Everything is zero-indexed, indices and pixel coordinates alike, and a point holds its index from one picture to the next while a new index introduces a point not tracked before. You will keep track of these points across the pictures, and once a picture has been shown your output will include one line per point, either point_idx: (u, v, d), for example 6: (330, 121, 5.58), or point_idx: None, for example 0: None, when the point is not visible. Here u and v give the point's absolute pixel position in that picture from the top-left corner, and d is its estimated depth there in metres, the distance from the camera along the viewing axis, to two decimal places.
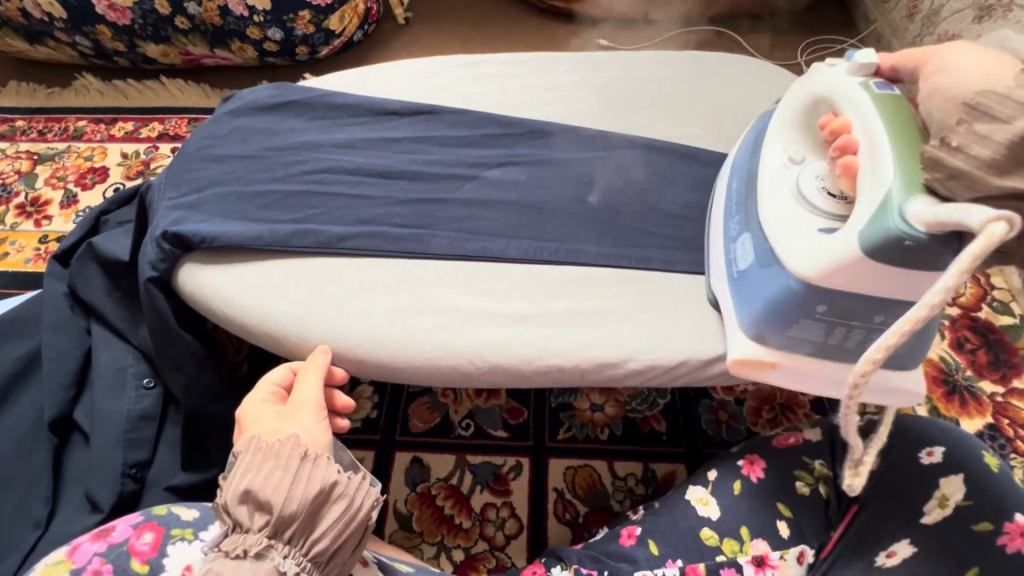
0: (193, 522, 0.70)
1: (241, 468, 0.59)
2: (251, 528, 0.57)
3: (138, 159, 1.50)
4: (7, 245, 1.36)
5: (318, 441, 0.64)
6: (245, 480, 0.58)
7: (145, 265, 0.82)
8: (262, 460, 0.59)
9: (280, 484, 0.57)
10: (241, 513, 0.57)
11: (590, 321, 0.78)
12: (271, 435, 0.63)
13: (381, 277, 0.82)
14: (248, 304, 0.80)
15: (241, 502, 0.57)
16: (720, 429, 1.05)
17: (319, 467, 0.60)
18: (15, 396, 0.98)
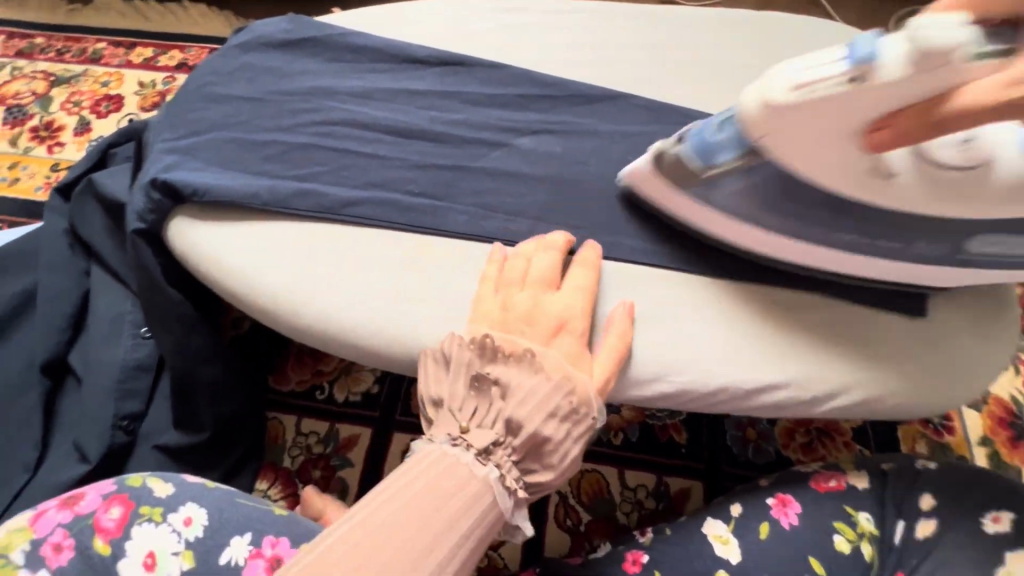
0: (164, 499, 0.60)
1: (482, 390, 0.56)
2: (490, 430, 0.53)
3: (155, 89, 1.42)
4: (18, 171, 1.32)
5: (510, 379, 0.57)
6: (464, 389, 0.56)
7: (133, 214, 0.75)
8: (489, 396, 0.55)
9: (543, 399, 0.56)
10: (464, 418, 0.54)
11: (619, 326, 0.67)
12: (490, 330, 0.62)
13: (386, 252, 0.72)
14: (240, 270, 0.72)
15: (499, 414, 0.54)
16: (747, 448, 0.95)
17: (505, 402, 0.55)
18: (10, 333, 0.95)
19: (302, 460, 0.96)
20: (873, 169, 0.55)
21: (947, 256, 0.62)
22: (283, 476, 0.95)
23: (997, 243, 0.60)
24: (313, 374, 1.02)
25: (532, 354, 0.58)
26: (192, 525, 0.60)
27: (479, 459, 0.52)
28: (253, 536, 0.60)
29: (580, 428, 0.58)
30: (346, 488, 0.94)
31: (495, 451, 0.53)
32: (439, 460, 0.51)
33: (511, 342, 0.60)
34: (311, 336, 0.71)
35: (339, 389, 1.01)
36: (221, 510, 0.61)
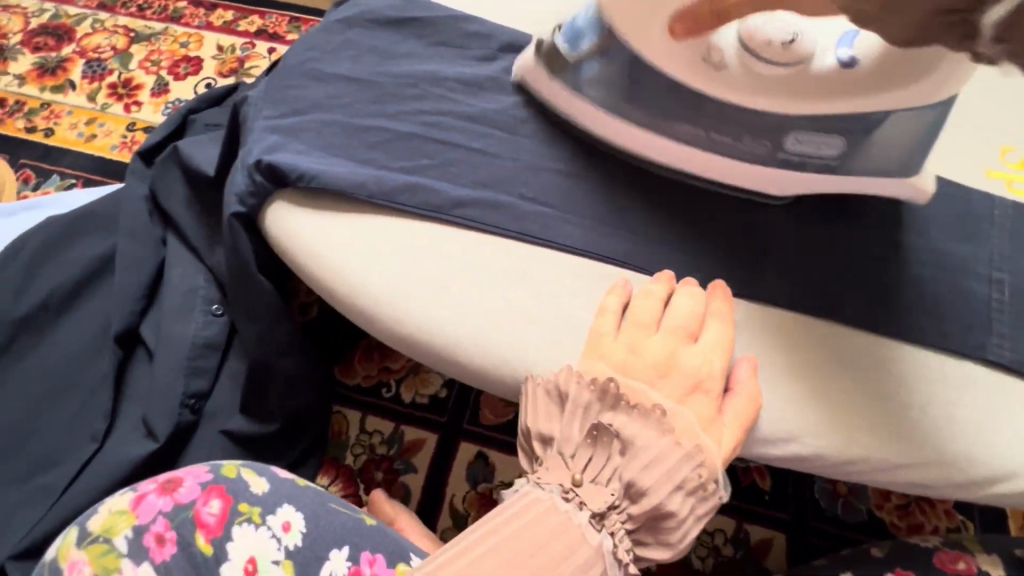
0: (260, 497, 0.56)
1: (601, 442, 0.48)
2: (608, 493, 0.46)
3: (234, 55, 1.39)
4: (95, 127, 1.30)
5: (635, 434, 0.49)
6: (579, 437, 0.49)
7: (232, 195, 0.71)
8: (609, 450, 0.48)
9: (669, 465, 0.48)
10: (577, 470, 0.47)
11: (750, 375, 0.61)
12: (615, 373, 0.54)
13: (494, 263, 0.67)
14: (339, 267, 0.68)
15: (620, 476, 0.47)
16: (837, 504, 0.89)
17: (626, 461, 0.48)
18: (86, 298, 0.93)
19: (365, 459, 0.93)
20: (705, 58, 0.60)
21: (770, 154, 0.65)
22: (345, 473, 0.93)
23: (813, 142, 0.63)
24: (380, 370, 0.99)
25: (661, 410, 0.51)
26: (292, 531, 0.55)
27: (592, 521, 0.45)
28: (351, 551, 0.56)
29: (703, 501, 0.50)
30: (409, 494, 0.91)
31: (610, 517, 0.46)
32: (546, 514, 0.44)
33: (637, 389, 0.53)
34: (408, 344, 0.67)
35: (406, 388, 0.97)
36: (319, 516, 0.57)
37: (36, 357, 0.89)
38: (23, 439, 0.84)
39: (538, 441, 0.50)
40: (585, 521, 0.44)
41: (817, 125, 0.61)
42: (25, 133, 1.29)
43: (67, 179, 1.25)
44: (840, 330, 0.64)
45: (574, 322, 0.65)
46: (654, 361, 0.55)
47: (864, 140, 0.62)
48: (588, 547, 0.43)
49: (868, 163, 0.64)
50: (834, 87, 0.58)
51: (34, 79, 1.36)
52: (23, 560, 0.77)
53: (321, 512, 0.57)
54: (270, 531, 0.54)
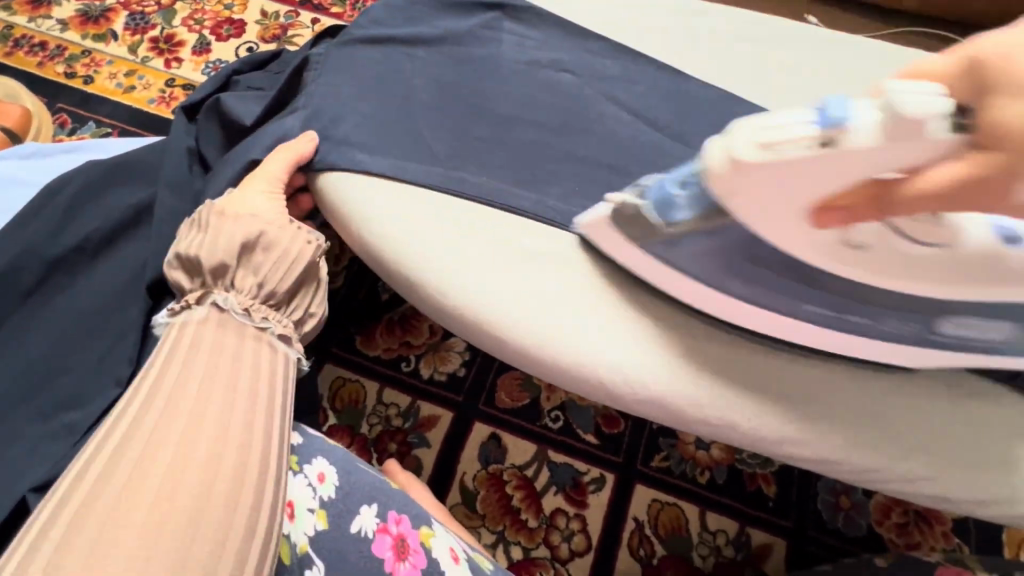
0: (297, 448, 0.62)
1: (245, 256, 0.58)
2: (251, 296, 0.56)
3: (277, 21, 1.39)
4: (135, 79, 1.31)
5: (275, 242, 0.60)
6: (223, 252, 0.56)
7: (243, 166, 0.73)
8: (221, 240, 0.57)
9: (297, 257, 0.60)
10: (237, 288, 0.56)
11: (657, 341, 0.64)
12: (258, 218, 0.61)
13: (541, 245, 0.68)
14: (388, 233, 0.68)
15: (254, 280, 0.57)
16: (837, 516, 0.90)
17: (243, 256, 0.58)
18: (121, 243, 0.94)
19: (380, 430, 0.94)
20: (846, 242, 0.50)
21: (837, 304, 0.58)
22: (359, 442, 0.94)
23: (878, 289, 0.55)
24: (401, 344, 0.99)
25: (264, 236, 0.59)
26: (326, 483, 0.60)
27: (213, 305, 0.54)
28: (380, 508, 0.61)
29: (320, 295, 0.63)
30: (420, 467, 0.92)
31: (258, 308, 0.56)
32: (225, 333, 0.52)
33: (242, 216, 0.60)
34: (450, 317, 0.68)
35: (425, 364, 0.98)
36: (350, 471, 0.62)
37: (70, 297, 0.90)
38: (50, 376, 0.85)
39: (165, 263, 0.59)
40: (207, 314, 0.54)
41: (800, 260, 0.56)
42: (65, 78, 1.30)
43: (103, 128, 1.26)
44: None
45: (590, 304, 0.66)
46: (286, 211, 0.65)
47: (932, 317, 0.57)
48: (229, 333, 0.53)
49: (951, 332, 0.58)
50: (932, 256, 0.50)
51: (76, 25, 1.35)
52: (45, 492, 0.77)
53: (351, 468, 0.62)
54: (307, 479, 0.60)
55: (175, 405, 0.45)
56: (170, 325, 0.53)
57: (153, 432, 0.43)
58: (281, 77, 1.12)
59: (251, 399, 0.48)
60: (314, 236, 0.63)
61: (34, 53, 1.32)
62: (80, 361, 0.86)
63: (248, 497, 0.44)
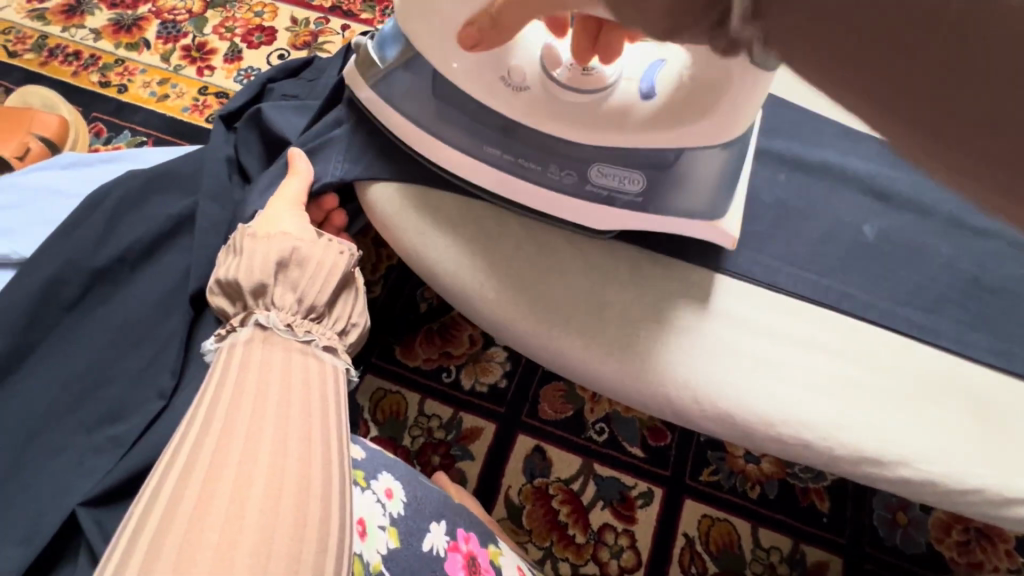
0: (361, 464, 0.61)
1: (281, 273, 0.57)
2: (293, 312, 0.54)
3: (307, 28, 1.38)
4: (168, 87, 1.31)
5: (309, 254, 0.59)
6: (259, 272, 0.56)
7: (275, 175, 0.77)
8: (256, 262, 0.57)
9: (333, 269, 0.60)
10: (278, 305, 0.54)
11: (724, 357, 0.62)
12: (290, 236, 0.60)
13: (591, 258, 0.67)
14: (439, 247, 0.67)
15: (291, 293, 0.56)
16: (894, 533, 0.87)
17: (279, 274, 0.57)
18: (161, 253, 0.93)
19: (422, 442, 0.93)
20: (505, 79, 0.59)
21: (578, 185, 0.63)
22: (402, 454, 0.92)
23: (616, 175, 0.61)
24: (442, 354, 0.98)
25: (297, 251, 0.59)
26: (395, 498, 0.59)
27: (254, 324, 0.52)
28: (448, 526, 0.60)
29: (362, 300, 0.62)
30: (465, 479, 0.91)
31: (301, 323, 0.54)
32: (270, 348, 0.51)
33: (274, 234, 0.60)
34: (506, 331, 0.67)
35: (466, 374, 0.97)
36: (415, 488, 0.62)
37: (113, 308, 0.89)
38: (96, 388, 0.84)
39: (209, 291, 0.59)
40: (250, 334, 0.52)
41: (619, 159, 0.60)
42: (100, 88, 1.30)
43: (138, 137, 1.26)
44: (949, 361, 0.62)
45: (654, 319, 0.64)
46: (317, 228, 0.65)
47: (675, 176, 0.59)
48: (275, 347, 0.51)
49: (685, 207, 0.62)
50: (648, 123, 0.56)
51: (109, 34, 1.36)
52: (95, 507, 0.76)
53: (416, 484, 0.62)
54: (376, 495, 0.58)
55: (231, 423, 0.42)
56: (219, 349, 0.52)
57: (212, 453, 0.40)
58: (316, 85, 1.11)
59: (306, 410, 0.45)
60: (348, 247, 0.63)
61: (68, 62, 1.33)
62: (124, 373, 0.86)
63: (316, 506, 0.40)
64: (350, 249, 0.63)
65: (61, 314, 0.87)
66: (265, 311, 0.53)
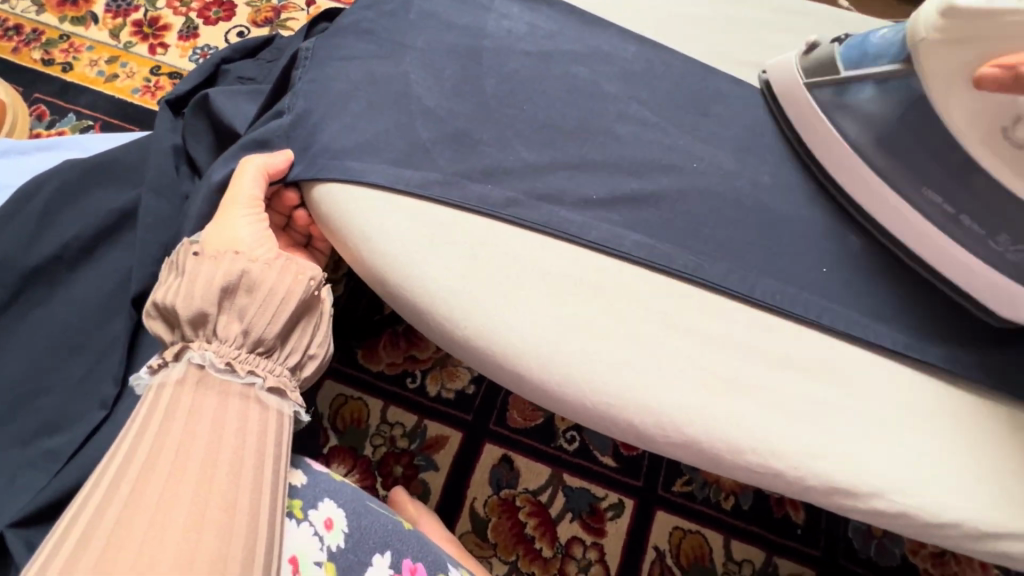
0: (299, 490, 0.56)
1: (227, 300, 0.54)
2: (236, 347, 0.53)
3: (270, 2, 1.29)
4: (117, 66, 1.22)
5: (260, 280, 0.55)
6: (199, 300, 0.52)
7: (213, 189, 0.68)
8: (198, 285, 0.53)
9: (286, 296, 0.55)
10: (220, 339, 0.53)
11: (697, 377, 0.56)
12: (242, 254, 0.56)
13: (547, 264, 0.60)
14: (385, 252, 0.61)
15: (238, 330, 0.53)
16: (870, 544, 0.85)
17: (229, 304, 0.54)
18: (100, 251, 0.87)
19: (385, 452, 0.89)
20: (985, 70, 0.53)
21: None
22: (362, 465, 0.88)
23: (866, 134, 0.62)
24: (406, 358, 0.93)
25: (247, 277, 0.54)
26: (334, 530, 0.55)
27: (190, 361, 0.52)
28: (394, 557, 0.55)
29: (323, 329, 0.59)
30: (428, 492, 0.87)
31: (244, 360, 0.53)
32: (205, 392, 0.51)
33: (223, 253, 0.55)
34: (457, 344, 0.60)
35: (432, 380, 0.92)
36: (361, 515, 0.56)
37: (47, 311, 0.83)
38: (30, 396, 0.79)
39: (146, 311, 0.55)
40: (185, 372, 0.52)
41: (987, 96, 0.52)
42: (43, 66, 1.21)
43: (84, 120, 1.17)
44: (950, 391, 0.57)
45: (622, 332, 0.58)
46: (269, 237, 0.61)
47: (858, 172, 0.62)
48: (211, 391, 0.51)
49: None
50: None
51: (53, 6, 1.25)
52: (25, 527, 0.71)
53: (361, 510, 0.56)
54: (313, 527, 0.54)
55: (143, 491, 0.44)
56: (150, 385, 0.52)
57: (114, 525, 0.42)
58: (274, 67, 1.04)
59: (232, 474, 0.47)
60: (311, 271, 0.58)
61: (8, 37, 1.23)
62: (61, 382, 0.80)
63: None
64: (313, 274, 0.57)
65: None
66: (203, 348, 0.52)
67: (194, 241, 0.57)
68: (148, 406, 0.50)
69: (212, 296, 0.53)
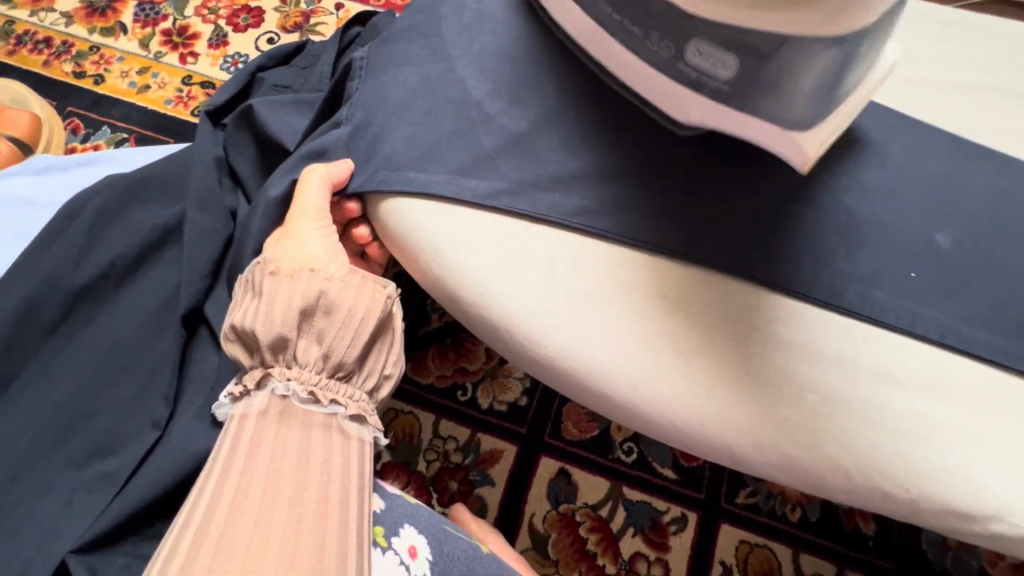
0: (380, 517, 0.54)
1: (306, 323, 0.52)
2: (316, 372, 0.52)
3: (298, 7, 1.27)
4: (148, 77, 1.20)
5: (338, 300, 0.53)
6: (279, 324, 0.50)
7: (272, 206, 0.66)
8: (277, 308, 0.51)
9: (365, 317, 0.53)
10: (300, 364, 0.51)
11: (791, 394, 0.54)
12: (317, 273, 0.54)
13: (627, 278, 0.58)
14: (455, 269, 0.59)
15: (318, 355, 0.51)
16: (945, 557, 0.82)
17: (308, 327, 0.52)
18: (147, 268, 0.85)
19: (438, 467, 0.86)
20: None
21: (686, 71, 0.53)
22: (416, 481, 0.86)
23: (712, 54, 0.50)
24: (456, 370, 0.91)
25: (325, 297, 0.52)
26: (419, 558, 0.52)
27: (272, 391, 0.51)
28: None
29: (397, 352, 0.57)
30: (485, 507, 0.85)
31: (325, 386, 0.52)
32: (288, 425, 0.50)
33: (298, 272, 0.53)
34: (534, 363, 0.58)
35: (483, 392, 0.90)
36: (443, 542, 0.54)
37: (98, 330, 0.82)
38: (82, 417, 0.77)
39: (221, 335, 0.54)
40: (266, 404, 0.50)
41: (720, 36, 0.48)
42: (74, 78, 1.20)
43: (118, 133, 1.16)
44: None
45: (710, 348, 0.55)
46: (340, 252, 0.60)
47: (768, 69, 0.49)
48: (295, 423, 0.50)
49: (774, 116, 0.52)
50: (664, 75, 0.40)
51: (82, 18, 1.24)
52: (86, 552, 0.70)
53: (443, 536, 0.54)
54: (398, 556, 0.52)
55: (235, 532, 0.43)
56: (231, 415, 0.51)
57: (209, 569, 0.40)
58: (311, 73, 1.01)
59: (322, 511, 0.46)
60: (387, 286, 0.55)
61: (38, 51, 1.22)
62: (113, 402, 0.79)
63: None
64: (388, 289, 0.55)
65: (42, 340, 0.80)
66: (285, 377, 0.51)
67: (267, 260, 0.55)
68: (230, 440, 0.49)
69: (292, 320, 0.51)
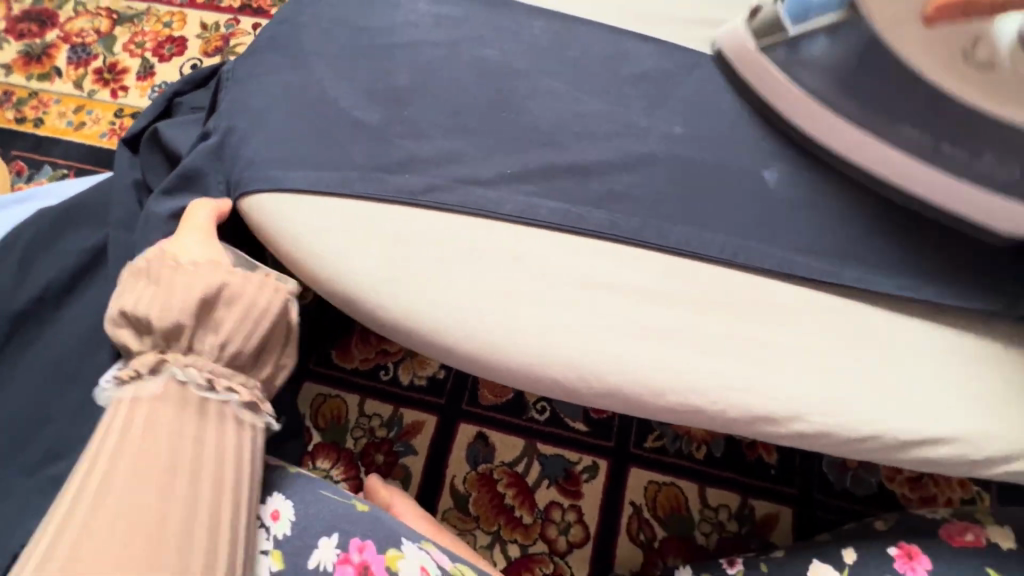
0: None
1: (205, 313, 0.58)
2: (214, 359, 0.58)
3: (218, 32, 1.34)
4: (83, 114, 1.28)
5: (236, 294, 0.59)
6: (178, 312, 0.56)
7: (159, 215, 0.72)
8: (178, 297, 0.56)
9: (265, 312, 0.60)
10: (198, 351, 0.57)
11: (615, 329, 0.59)
12: (220, 268, 0.60)
13: (472, 243, 0.63)
14: (315, 250, 0.65)
15: (217, 344, 0.58)
16: (845, 477, 0.86)
17: (206, 319, 0.58)
18: (81, 288, 0.93)
19: (365, 443, 0.93)
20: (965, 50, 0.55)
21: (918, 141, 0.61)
22: (345, 457, 0.93)
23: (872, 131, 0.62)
24: (378, 353, 0.97)
25: (227, 289, 0.59)
26: (280, 520, 0.61)
27: (171, 374, 0.56)
28: (341, 537, 0.59)
29: (287, 346, 0.64)
30: (409, 475, 0.91)
31: (223, 375, 0.58)
32: (176, 402, 0.55)
33: (199, 267, 0.59)
34: (392, 328, 0.63)
35: (404, 370, 0.96)
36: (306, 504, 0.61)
37: (39, 349, 0.90)
38: (30, 428, 0.85)
39: (113, 319, 0.58)
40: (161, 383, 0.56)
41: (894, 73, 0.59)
42: (17, 124, 1.28)
43: (60, 170, 1.24)
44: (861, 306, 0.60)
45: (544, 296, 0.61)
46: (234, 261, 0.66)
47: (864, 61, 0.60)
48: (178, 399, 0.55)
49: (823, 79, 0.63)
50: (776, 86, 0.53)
51: (19, 67, 1.32)
52: None
53: (309, 499, 0.62)
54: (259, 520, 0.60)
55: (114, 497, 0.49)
56: (121, 394, 0.56)
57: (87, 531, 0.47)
58: None
59: (196, 480, 0.53)
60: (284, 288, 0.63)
61: None
62: (57, 412, 0.86)
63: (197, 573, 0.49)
64: (283, 290, 0.63)
65: None
66: (183, 363, 0.56)
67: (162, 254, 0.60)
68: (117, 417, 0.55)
69: (189, 311, 0.56)
